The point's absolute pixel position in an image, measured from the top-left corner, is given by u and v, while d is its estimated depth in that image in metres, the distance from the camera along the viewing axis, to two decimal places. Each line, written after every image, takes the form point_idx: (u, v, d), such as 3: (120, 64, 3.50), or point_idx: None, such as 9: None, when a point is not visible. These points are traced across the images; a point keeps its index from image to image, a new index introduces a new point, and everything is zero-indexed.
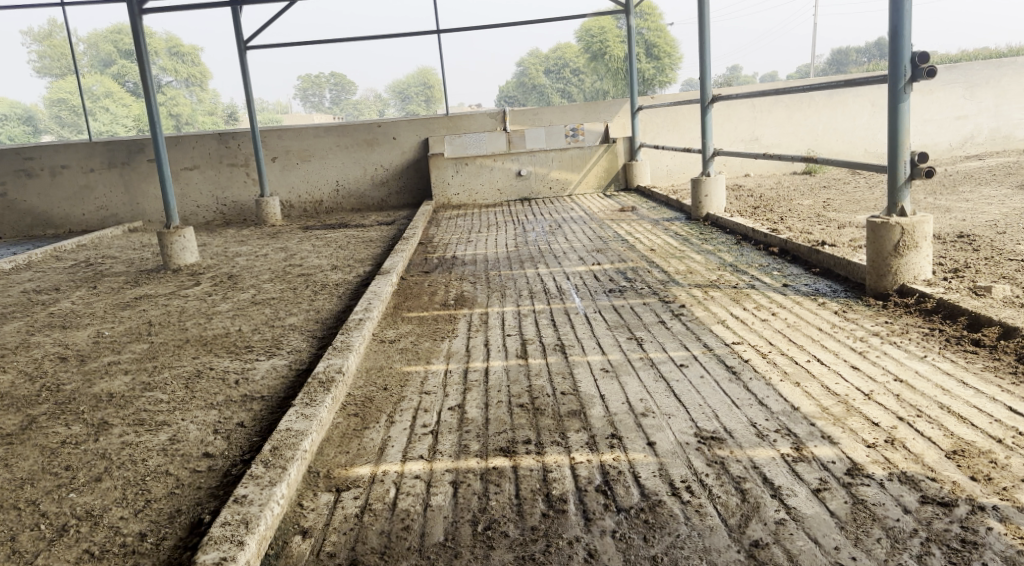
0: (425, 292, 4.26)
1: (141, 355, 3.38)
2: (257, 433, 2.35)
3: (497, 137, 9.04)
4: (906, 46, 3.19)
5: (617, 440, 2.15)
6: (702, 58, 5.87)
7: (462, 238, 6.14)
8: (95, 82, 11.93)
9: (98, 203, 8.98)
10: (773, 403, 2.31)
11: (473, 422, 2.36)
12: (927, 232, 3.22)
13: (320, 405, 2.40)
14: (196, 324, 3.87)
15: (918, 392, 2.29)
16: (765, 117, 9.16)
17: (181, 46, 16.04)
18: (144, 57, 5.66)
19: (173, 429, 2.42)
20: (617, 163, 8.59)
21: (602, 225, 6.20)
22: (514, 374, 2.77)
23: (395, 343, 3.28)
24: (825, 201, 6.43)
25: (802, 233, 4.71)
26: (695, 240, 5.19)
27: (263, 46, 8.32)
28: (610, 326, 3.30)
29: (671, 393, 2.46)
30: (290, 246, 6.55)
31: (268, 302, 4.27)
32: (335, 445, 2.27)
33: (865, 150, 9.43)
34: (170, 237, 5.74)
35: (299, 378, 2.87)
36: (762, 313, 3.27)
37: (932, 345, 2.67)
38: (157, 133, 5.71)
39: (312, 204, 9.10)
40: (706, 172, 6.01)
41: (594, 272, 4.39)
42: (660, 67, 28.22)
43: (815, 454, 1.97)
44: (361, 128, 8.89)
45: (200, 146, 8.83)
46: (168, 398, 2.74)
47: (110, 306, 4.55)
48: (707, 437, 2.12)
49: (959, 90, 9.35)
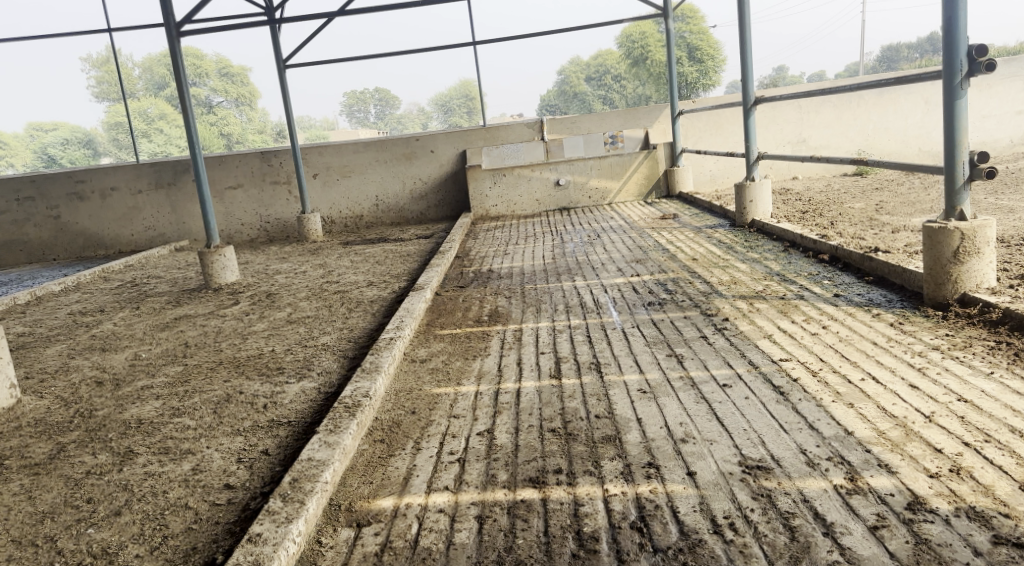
0: (459, 308, 4.17)
1: (174, 379, 3.36)
2: (280, 462, 2.28)
3: (535, 147, 8.99)
4: (962, 40, 2.98)
5: (655, 470, 2.01)
6: (743, 59, 5.67)
7: (500, 251, 6.04)
8: (148, 105, 12.28)
9: (146, 223, 9.18)
10: (825, 427, 2.14)
11: (502, 449, 2.25)
12: (990, 237, 2.99)
13: (345, 432, 2.31)
14: (231, 345, 3.85)
15: (986, 414, 2.09)
16: (812, 118, 8.88)
17: (230, 67, 16.51)
18: (183, 78, 5.73)
19: (197, 458, 2.38)
20: (658, 170, 8.40)
21: (642, 234, 6.04)
22: (547, 396, 2.65)
23: (426, 363, 3.20)
24: (877, 205, 6.15)
25: (853, 238, 4.48)
26: (740, 248, 4.99)
27: (302, 65, 8.40)
28: (649, 342, 3.15)
29: (713, 416, 2.31)
30: (329, 262, 6.55)
31: (303, 321, 4.23)
32: (358, 475, 2.19)
33: (920, 149, 9.04)
34: (211, 256, 5.78)
35: (326, 401, 2.80)
36: (812, 326, 3.09)
37: (999, 360, 2.46)
38: (196, 153, 5.76)
39: (353, 220, 9.13)
40: (751, 177, 5.80)
41: (633, 284, 4.25)
42: (703, 70, 27.70)
43: (871, 485, 1.80)
44: (400, 142, 8.90)
45: (243, 165, 8.95)
46: (196, 424, 2.70)
47: (150, 328, 4.58)
48: (752, 466, 1.96)
49: (1020, 84, 8.91)
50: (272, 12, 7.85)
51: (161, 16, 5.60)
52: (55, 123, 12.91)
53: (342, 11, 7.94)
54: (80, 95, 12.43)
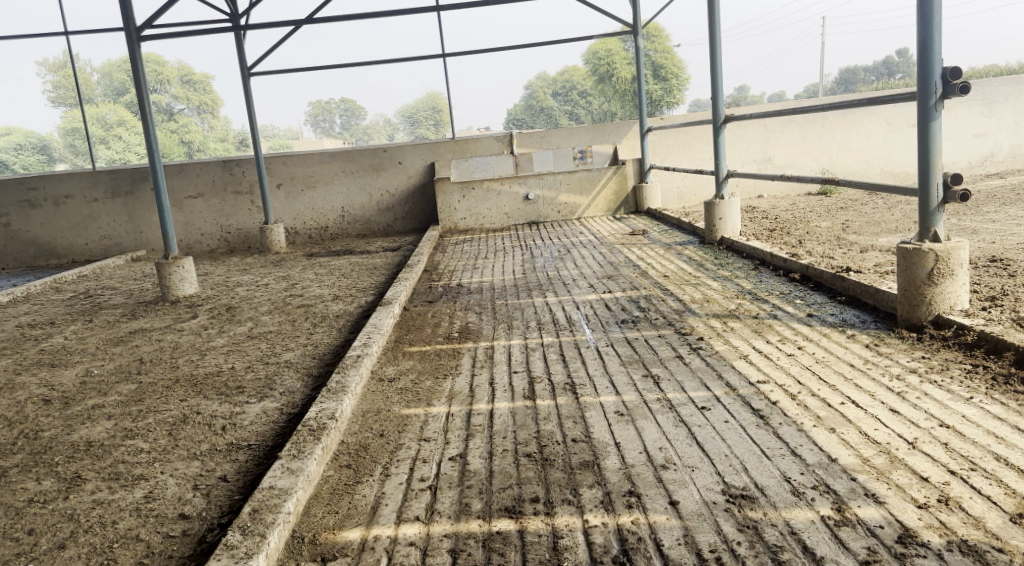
0: (429, 324, 4.06)
1: (127, 397, 3.18)
2: (239, 490, 2.15)
3: (504, 160, 8.82)
4: (937, 61, 3.00)
5: (636, 499, 1.94)
6: (713, 77, 5.70)
7: (469, 265, 5.95)
8: (109, 111, 11.96)
9: (102, 232, 8.87)
10: (808, 453, 2.09)
11: (476, 475, 2.16)
12: (963, 259, 3.00)
13: (309, 457, 2.19)
14: (188, 362, 3.68)
15: (969, 440, 2.06)
16: (778, 136, 9.00)
17: (192, 74, 16.23)
18: (142, 82, 5.55)
19: (151, 484, 2.24)
20: (626, 186, 8.41)
21: (612, 250, 6.00)
22: (521, 419, 2.56)
23: (396, 382, 3.07)
24: (843, 224, 6.22)
25: (823, 257, 4.50)
26: (710, 266, 4.98)
27: (267, 73, 8.23)
28: (624, 362, 3.08)
29: (693, 441, 2.25)
30: (292, 274, 6.39)
31: (266, 336, 4.08)
32: (323, 504, 2.06)
33: (882, 170, 9.22)
34: (168, 267, 5.58)
35: (290, 423, 2.67)
36: (788, 347, 3.05)
37: (977, 384, 2.44)
38: (155, 160, 5.56)
39: (318, 231, 8.95)
40: (720, 195, 5.79)
41: (605, 301, 4.20)
42: (667, 88, 28.17)
43: (859, 516, 1.75)
44: (367, 153, 8.77)
45: (204, 173, 8.72)
46: (149, 447, 2.54)
47: (103, 342, 4.37)
48: (737, 495, 1.90)
49: (978, 108, 9.15)
50: (237, 18, 7.68)
51: (121, 19, 5.42)
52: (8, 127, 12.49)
53: (310, 19, 7.82)
54: (37, 99, 12.04)
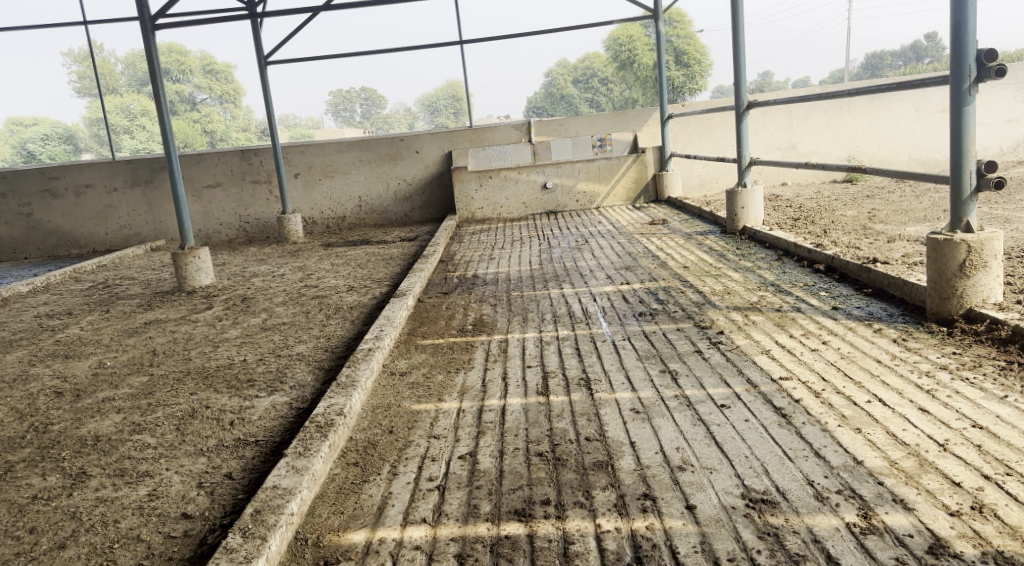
0: (443, 316, 4.00)
1: (138, 390, 3.16)
2: (244, 488, 2.10)
3: (522, 148, 8.76)
4: (971, 42, 2.86)
5: (651, 502, 1.86)
6: (736, 62, 5.55)
7: (485, 256, 5.87)
8: (131, 101, 12.01)
9: (122, 222, 8.92)
10: (833, 455, 1.99)
11: (485, 476, 2.09)
12: (998, 250, 2.86)
13: (315, 455, 2.14)
14: (200, 354, 3.65)
15: (1004, 442, 1.95)
16: (802, 123, 8.80)
17: (214, 64, 16.27)
18: (157, 72, 5.52)
19: (156, 481, 2.20)
20: (646, 174, 8.27)
21: (631, 240, 5.88)
22: (533, 416, 2.48)
23: (406, 376, 3.02)
24: (869, 213, 6.05)
25: (849, 248, 4.36)
26: (731, 256, 4.86)
27: (284, 61, 8.19)
28: (641, 356, 2.99)
29: (712, 441, 2.16)
30: (308, 265, 6.36)
31: (279, 327, 4.04)
32: (328, 504, 2.01)
33: (910, 157, 8.99)
34: (185, 258, 5.57)
35: (298, 419, 2.62)
36: (811, 341, 2.95)
37: (1011, 382, 2.32)
38: (171, 150, 5.54)
39: (335, 221, 8.93)
40: (742, 183, 5.65)
41: (623, 292, 4.11)
42: (690, 75, 27.79)
43: (887, 523, 1.66)
44: (384, 142, 8.71)
45: (222, 163, 8.72)
46: (156, 442, 2.51)
47: (118, 333, 4.37)
48: (756, 500, 1.82)
49: (1010, 92, 8.88)
50: (253, 7, 7.64)
51: (136, 9, 5.39)
52: (35, 118, 12.64)
53: (327, 6, 7.76)
54: (61, 90, 12.10)
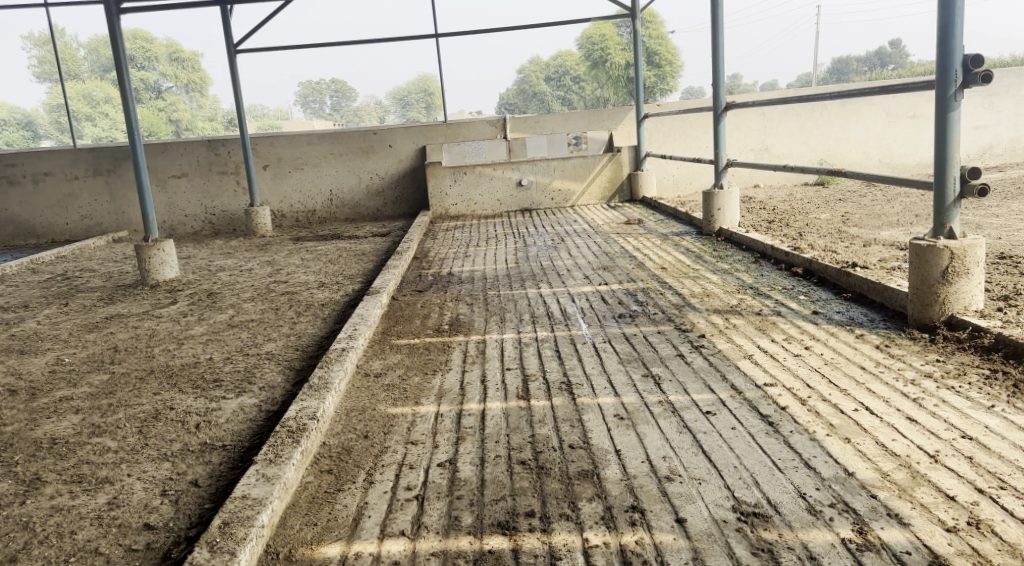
0: (418, 314, 3.90)
1: (98, 389, 3.01)
2: (210, 497, 1.99)
3: (497, 145, 8.74)
4: (957, 47, 2.84)
5: (640, 515, 1.79)
6: (715, 63, 5.52)
7: (460, 253, 5.77)
8: (94, 87, 11.62)
9: (82, 211, 8.62)
10: (823, 465, 1.95)
11: (466, 485, 2.01)
12: (979, 257, 2.86)
13: (287, 463, 2.03)
14: (164, 352, 3.50)
15: (995, 454, 1.92)
16: (776, 126, 8.85)
17: (180, 51, 15.84)
18: (121, 57, 5.30)
19: (116, 488, 2.07)
20: (621, 173, 8.25)
21: (607, 239, 5.84)
22: (515, 421, 2.41)
23: (382, 378, 2.92)
24: (843, 216, 6.07)
25: (825, 251, 4.36)
26: (709, 258, 4.84)
27: (254, 50, 7.99)
28: (622, 360, 2.93)
29: (700, 450, 2.10)
30: (278, 259, 6.21)
31: (247, 324, 3.91)
32: (301, 514, 1.91)
33: (879, 161, 9.10)
34: (148, 250, 5.37)
35: (267, 422, 2.51)
36: (794, 346, 2.92)
37: (997, 391, 2.31)
38: (135, 139, 5.33)
39: (305, 214, 8.75)
40: (719, 185, 5.63)
41: (601, 293, 4.05)
42: (661, 75, 28.16)
43: (883, 539, 1.62)
44: (357, 135, 8.56)
45: (188, 153, 8.49)
46: (117, 446, 2.38)
47: (77, 328, 4.18)
48: (748, 513, 1.76)
49: (978, 99, 9.04)
50: None
51: None
52: None
53: None
54: (20, 74, 11.66)
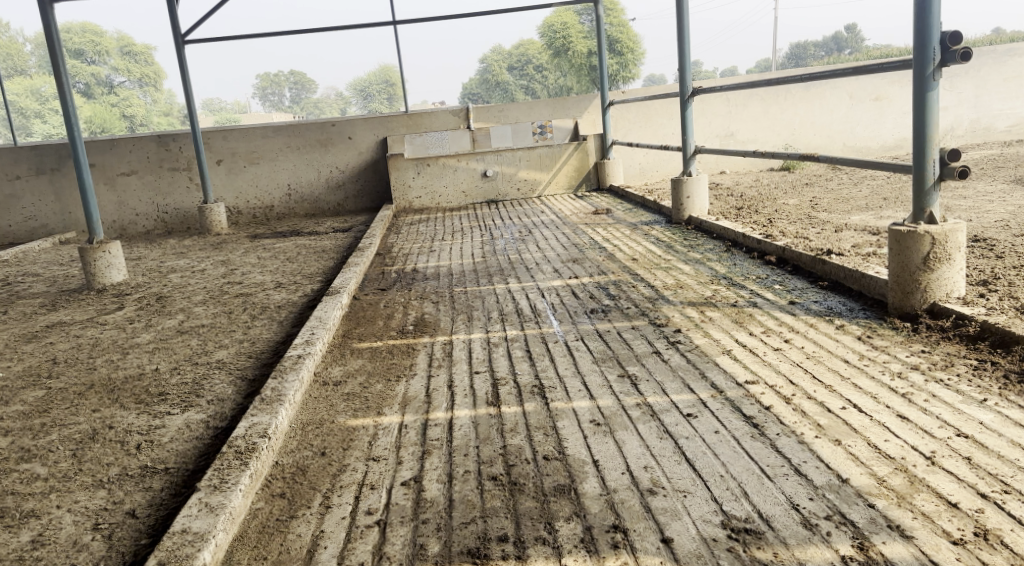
0: (381, 315, 3.71)
1: (31, 408, 2.77)
2: (148, 530, 1.80)
3: (460, 136, 8.53)
4: (935, 23, 2.73)
5: (623, 536, 1.65)
6: (682, 48, 5.39)
7: (424, 248, 5.57)
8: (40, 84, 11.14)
9: (26, 212, 8.21)
10: (814, 471, 1.82)
11: (433, 506, 1.84)
12: (960, 242, 2.76)
13: (234, 489, 1.84)
14: (106, 363, 3.25)
15: (994, 454, 1.81)
16: (740, 111, 8.79)
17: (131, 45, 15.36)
18: (56, 48, 4.96)
19: (42, 523, 1.86)
20: (588, 162, 8.12)
21: (575, 230, 5.68)
22: (484, 430, 2.24)
23: (341, 386, 2.72)
24: (811, 201, 6.01)
25: (798, 238, 4.27)
26: (680, 247, 4.73)
27: (204, 40, 7.64)
28: (596, 359, 2.79)
29: (682, 458, 1.96)
30: (233, 258, 5.94)
31: (197, 330, 3.68)
32: (249, 547, 1.73)
33: (843, 144, 9.10)
34: (92, 253, 5.07)
35: (215, 440, 2.31)
36: (773, 340, 2.80)
37: (988, 384, 2.21)
38: (75, 136, 5.02)
39: (262, 210, 8.45)
40: (688, 172, 5.51)
41: (572, 287, 3.89)
42: (625, 63, 28.07)
43: (886, 556, 1.49)
44: (314, 127, 8.27)
45: (137, 149, 8.13)
46: (47, 473, 2.15)
47: (12, 339, 3.90)
48: (739, 529, 1.63)
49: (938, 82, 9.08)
50: None
51: None
52: None
53: None
54: None
